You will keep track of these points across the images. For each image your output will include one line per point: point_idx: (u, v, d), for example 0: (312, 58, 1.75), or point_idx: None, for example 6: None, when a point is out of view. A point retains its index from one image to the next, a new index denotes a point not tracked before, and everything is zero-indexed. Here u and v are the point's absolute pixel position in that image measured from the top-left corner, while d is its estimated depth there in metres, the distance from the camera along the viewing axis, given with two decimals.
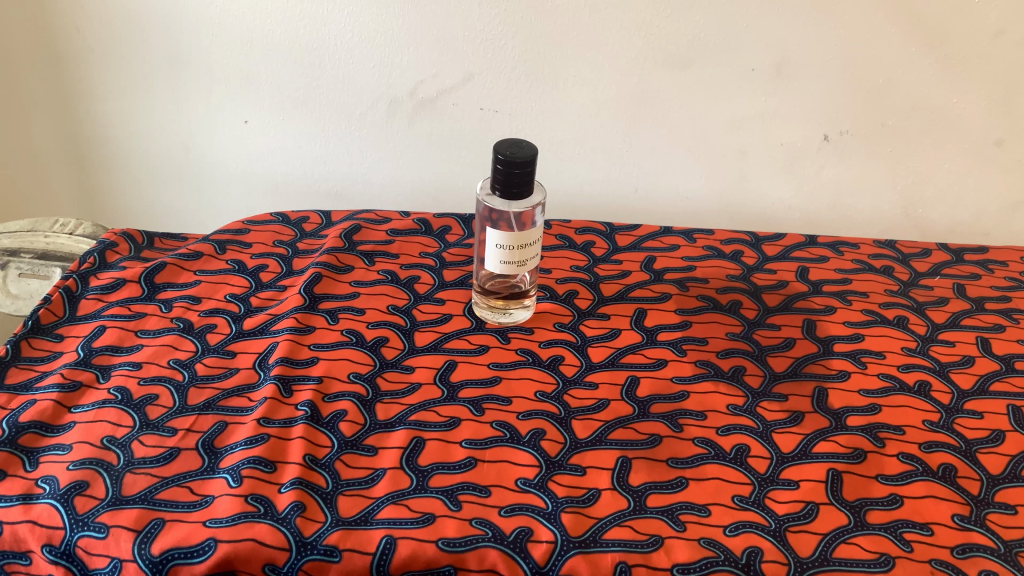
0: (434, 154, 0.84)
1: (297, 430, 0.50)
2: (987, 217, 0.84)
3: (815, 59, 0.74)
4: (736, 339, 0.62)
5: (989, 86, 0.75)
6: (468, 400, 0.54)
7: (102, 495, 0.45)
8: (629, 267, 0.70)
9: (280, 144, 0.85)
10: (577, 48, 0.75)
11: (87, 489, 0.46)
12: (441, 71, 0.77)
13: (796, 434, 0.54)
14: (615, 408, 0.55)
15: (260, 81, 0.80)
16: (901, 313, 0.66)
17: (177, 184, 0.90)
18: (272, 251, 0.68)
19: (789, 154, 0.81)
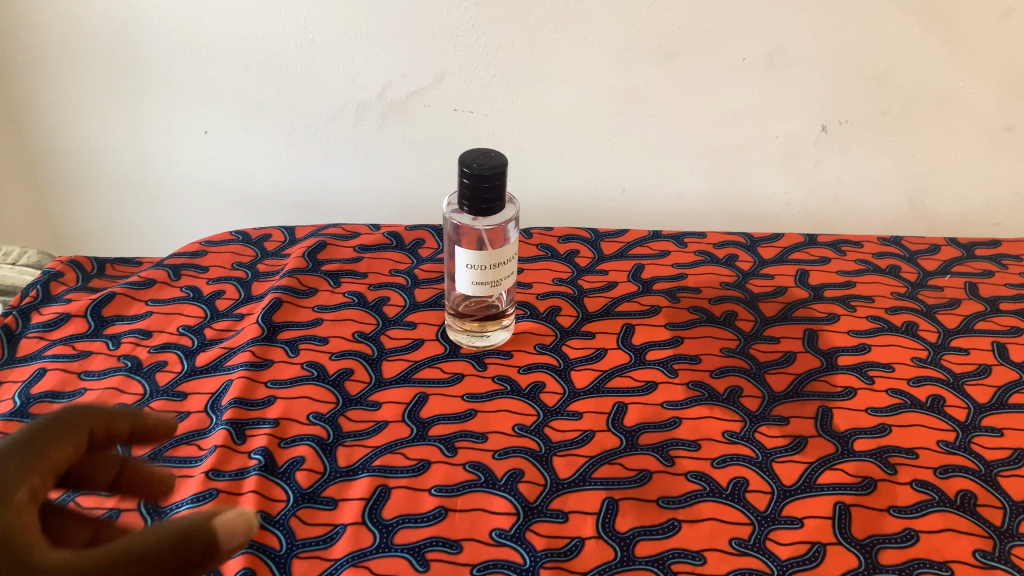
0: (408, 159, 0.79)
1: (249, 482, 0.46)
2: (999, 206, 0.80)
3: (810, 46, 0.69)
4: (732, 355, 0.57)
5: (997, 66, 0.70)
6: (438, 438, 0.50)
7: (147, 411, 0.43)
8: (615, 278, 0.65)
9: (246, 154, 0.80)
10: (553, 42, 0.70)
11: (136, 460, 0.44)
12: (411, 72, 0.72)
13: (798, 463, 0.49)
14: (601, 440, 0.50)
15: (220, 90, 0.75)
16: (909, 318, 0.61)
17: (141, 200, 0.86)
18: (231, 274, 0.64)
19: (786, 147, 0.76)
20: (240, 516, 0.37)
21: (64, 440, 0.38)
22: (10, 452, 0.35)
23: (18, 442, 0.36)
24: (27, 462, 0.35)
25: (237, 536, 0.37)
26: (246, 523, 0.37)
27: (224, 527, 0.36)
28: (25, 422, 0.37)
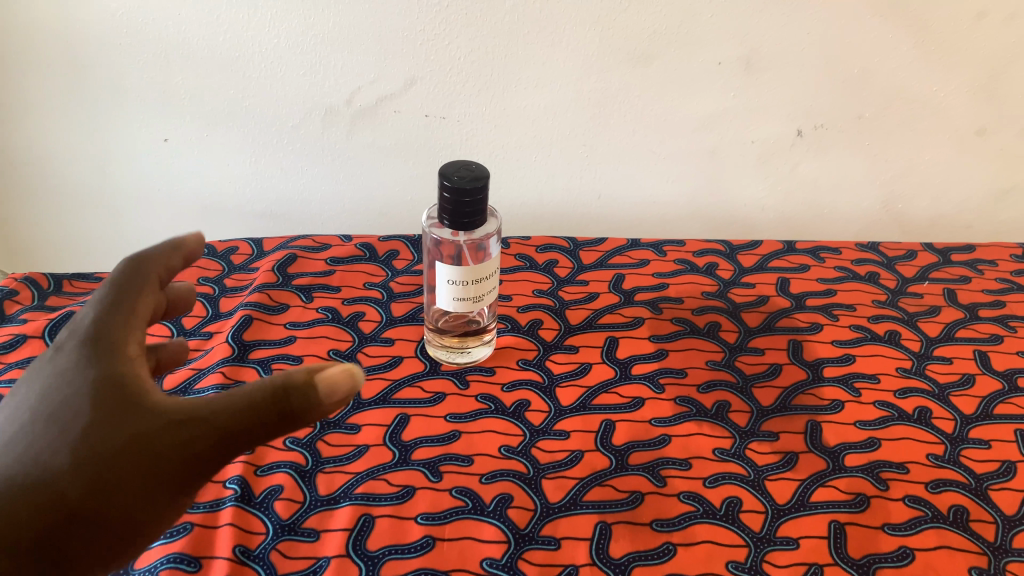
0: (378, 165, 0.77)
1: (224, 514, 0.44)
2: (970, 209, 0.80)
3: (786, 50, 0.69)
4: (718, 368, 0.56)
5: (969, 71, 0.70)
6: (422, 462, 0.48)
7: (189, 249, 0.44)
8: (596, 289, 0.63)
9: (208, 162, 0.77)
10: (527, 45, 0.68)
11: (175, 302, 0.45)
12: (380, 76, 0.70)
13: (791, 480, 0.48)
14: (590, 460, 0.49)
15: (179, 95, 0.72)
16: (892, 327, 0.61)
17: (96, 209, 0.82)
18: (197, 290, 0.61)
19: (762, 152, 0.76)
20: (343, 371, 0.37)
21: (146, 295, 0.40)
22: (107, 312, 0.38)
23: (109, 303, 0.39)
24: (121, 320, 0.38)
25: (339, 391, 0.37)
26: (350, 378, 0.38)
27: (327, 382, 0.37)
28: (111, 278, 0.40)
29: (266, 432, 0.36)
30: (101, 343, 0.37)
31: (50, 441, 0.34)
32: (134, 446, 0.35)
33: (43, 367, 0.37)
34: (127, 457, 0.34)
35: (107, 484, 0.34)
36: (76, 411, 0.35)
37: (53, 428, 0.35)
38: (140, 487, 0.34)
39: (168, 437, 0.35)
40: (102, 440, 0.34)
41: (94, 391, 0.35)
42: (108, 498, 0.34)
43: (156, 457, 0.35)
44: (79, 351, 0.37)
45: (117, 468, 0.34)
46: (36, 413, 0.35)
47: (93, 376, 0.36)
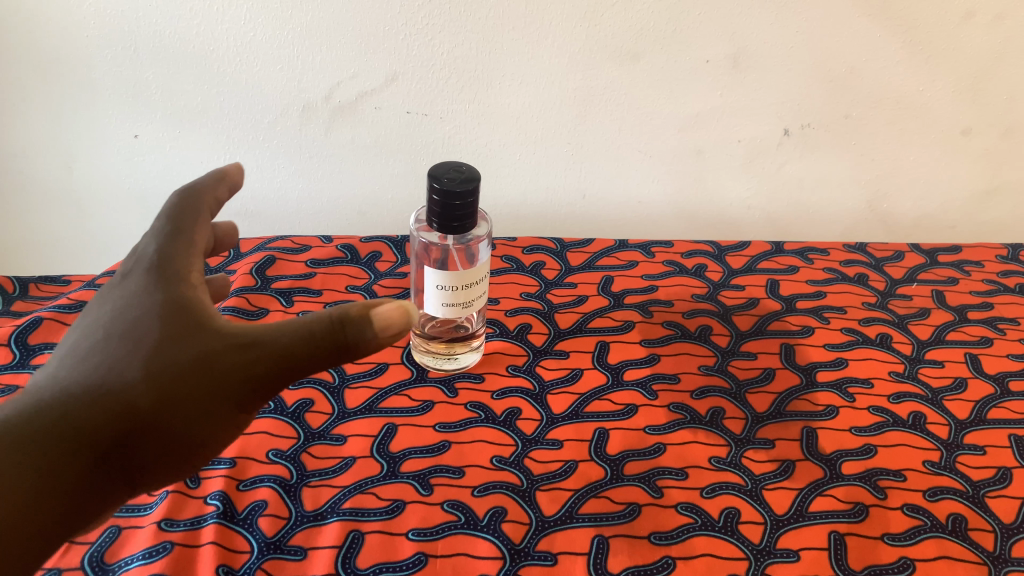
0: (358, 163, 0.75)
1: (207, 532, 0.42)
2: (953, 209, 0.80)
3: (773, 49, 0.68)
4: (711, 373, 0.55)
5: (955, 71, 0.69)
6: (412, 475, 0.46)
7: (230, 184, 0.47)
8: (585, 291, 0.62)
9: (180, 159, 0.74)
10: (511, 42, 0.66)
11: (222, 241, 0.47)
12: (360, 72, 0.68)
13: (788, 489, 0.47)
14: (585, 471, 0.47)
15: (150, 90, 0.69)
16: (883, 330, 0.60)
17: (62, 208, 0.79)
18: None
19: (749, 151, 0.75)
20: (396, 307, 0.39)
21: (201, 224, 0.43)
22: (170, 239, 0.41)
23: (171, 231, 0.42)
24: (181, 246, 0.41)
25: (394, 326, 0.38)
26: (402, 314, 0.39)
27: (381, 317, 0.38)
28: (171, 207, 0.43)
29: (318, 361, 0.38)
30: (166, 268, 0.40)
31: (121, 356, 0.37)
32: (196, 366, 0.37)
33: (115, 289, 0.41)
34: (187, 375, 0.37)
35: (172, 399, 0.37)
36: (144, 329, 0.38)
37: (122, 344, 0.38)
38: (200, 403, 0.37)
39: (228, 360, 0.38)
40: (166, 357, 0.37)
41: (159, 313, 0.38)
42: (170, 411, 0.37)
43: (216, 376, 0.38)
44: (147, 276, 0.40)
45: (179, 386, 0.37)
46: (109, 330, 0.38)
47: (159, 300, 0.39)
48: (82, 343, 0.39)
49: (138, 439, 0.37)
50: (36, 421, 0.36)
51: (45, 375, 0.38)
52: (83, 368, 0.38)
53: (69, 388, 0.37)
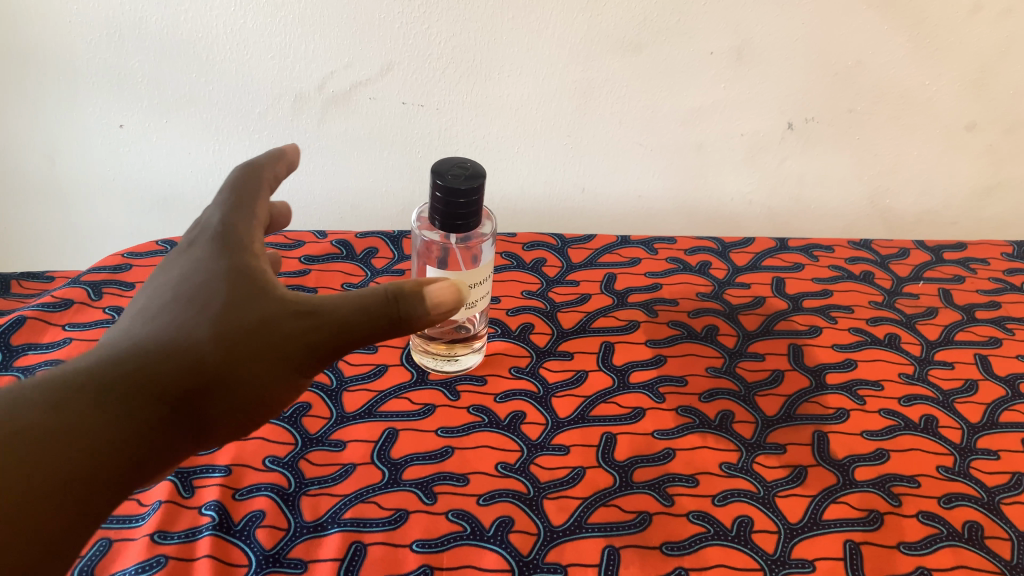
0: (351, 155, 0.73)
1: (202, 545, 0.40)
2: (956, 205, 0.79)
3: (778, 41, 0.66)
4: (719, 375, 0.54)
5: (962, 66, 0.68)
6: (414, 483, 0.45)
7: (288, 165, 0.49)
8: (587, 290, 0.61)
9: (167, 149, 0.72)
10: (510, 32, 0.64)
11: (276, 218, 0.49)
12: (354, 61, 0.66)
13: (801, 497, 0.46)
14: (593, 478, 0.46)
15: (136, 78, 0.66)
16: (891, 330, 0.59)
17: (43, 201, 0.76)
18: None
19: (751, 146, 0.73)
20: (448, 286, 0.40)
21: (261, 203, 0.45)
22: (235, 213, 0.43)
23: (234, 206, 0.44)
24: (244, 219, 0.43)
25: (445, 304, 0.39)
26: (454, 293, 0.40)
27: (433, 295, 0.39)
28: (234, 184, 0.45)
29: (375, 333, 0.39)
30: (232, 237, 0.42)
31: (186, 317, 0.38)
32: (261, 328, 0.39)
33: (181, 259, 0.43)
34: (253, 335, 0.38)
35: (238, 356, 0.38)
36: (211, 292, 0.39)
37: (191, 304, 0.39)
38: (262, 365, 0.38)
39: (291, 324, 0.39)
40: (231, 319, 0.38)
41: (228, 275, 0.40)
42: (235, 368, 0.38)
43: (279, 339, 0.38)
44: (213, 245, 0.42)
45: (245, 345, 0.38)
46: (177, 293, 0.40)
47: (225, 266, 0.40)
48: (149, 306, 0.40)
49: (202, 396, 0.37)
50: (109, 368, 0.36)
51: (114, 335, 0.39)
52: (153, 326, 0.38)
53: (139, 341, 0.37)
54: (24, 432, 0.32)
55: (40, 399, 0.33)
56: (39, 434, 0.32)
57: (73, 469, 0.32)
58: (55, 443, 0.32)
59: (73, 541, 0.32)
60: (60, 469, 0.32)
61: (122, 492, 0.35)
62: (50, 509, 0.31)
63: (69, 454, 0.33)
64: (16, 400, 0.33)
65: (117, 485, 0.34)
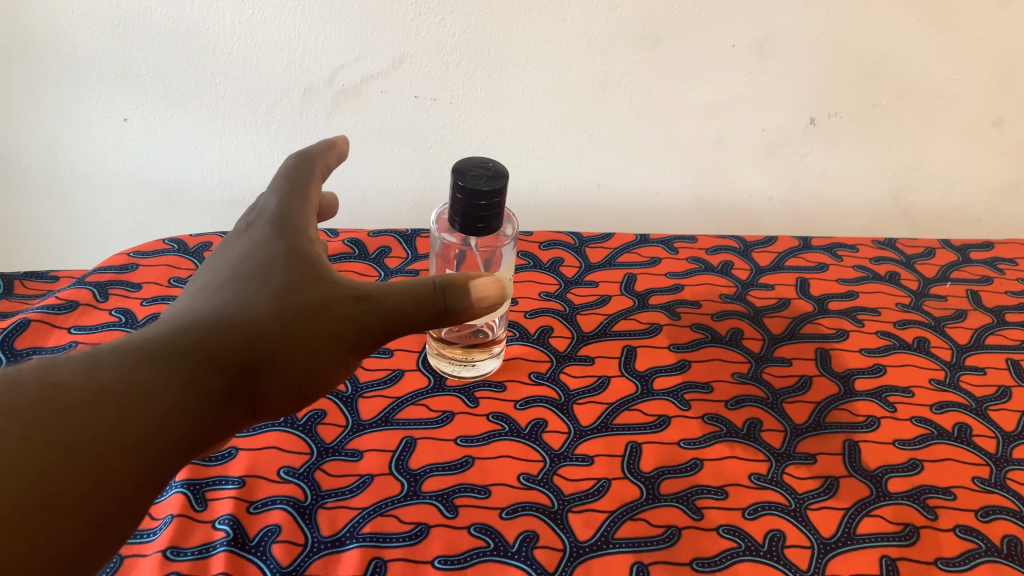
0: (361, 149, 0.71)
1: (216, 562, 0.38)
2: (980, 203, 0.77)
3: (803, 34, 0.64)
4: (745, 381, 0.52)
5: (991, 60, 0.66)
6: (434, 495, 0.43)
7: (335, 158, 0.50)
8: (607, 291, 0.59)
9: (172, 144, 0.70)
10: (526, 25, 0.62)
11: (326, 207, 0.49)
12: (365, 54, 0.64)
13: (834, 509, 0.45)
14: (618, 490, 0.44)
15: (140, 70, 0.64)
16: (920, 333, 0.58)
17: (45, 196, 0.74)
18: (168, 293, 0.54)
19: (772, 141, 0.71)
20: (493, 281, 0.40)
21: (313, 191, 0.46)
22: (291, 199, 0.44)
23: (290, 192, 0.44)
24: (299, 206, 0.44)
25: (488, 301, 0.39)
26: (498, 289, 0.40)
27: (478, 290, 0.39)
28: (287, 173, 0.46)
29: (424, 320, 0.39)
30: (289, 220, 0.42)
31: (248, 294, 0.38)
32: (319, 308, 0.38)
33: (236, 239, 0.42)
34: (312, 315, 0.38)
35: (297, 333, 0.38)
36: (271, 273, 0.39)
37: (251, 281, 0.39)
38: (318, 344, 0.38)
39: (347, 307, 0.39)
40: (292, 299, 0.38)
41: (286, 257, 0.40)
42: (293, 346, 0.38)
43: (334, 320, 0.38)
44: (271, 227, 0.42)
45: (304, 325, 0.38)
46: (237, 271, 0.39)
47: (283, 248, 0.40)
48: (209, 280, 0.40)
49: (260, 370, 0.37)
50: (175, 338, 0.36)
51: (175, 307, 0.39)
52: (215, 300, 0.38)
53: (202, 313, 0.37)
54: (103, 391, 0.32)
55: (115, 362, 0.33)
56: (117, 394, 0.32)
57: (147, 429, 0.32)
58: (131, 403, 0.32)
59: (138, 502, 0.32)
60: (138, 428, 0.32)
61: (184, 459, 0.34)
62: (125, 467, 0.31)
63: (143, 415, 0.32)
64: (94, 361, 0.33)
65: (182, 452, 0.34)
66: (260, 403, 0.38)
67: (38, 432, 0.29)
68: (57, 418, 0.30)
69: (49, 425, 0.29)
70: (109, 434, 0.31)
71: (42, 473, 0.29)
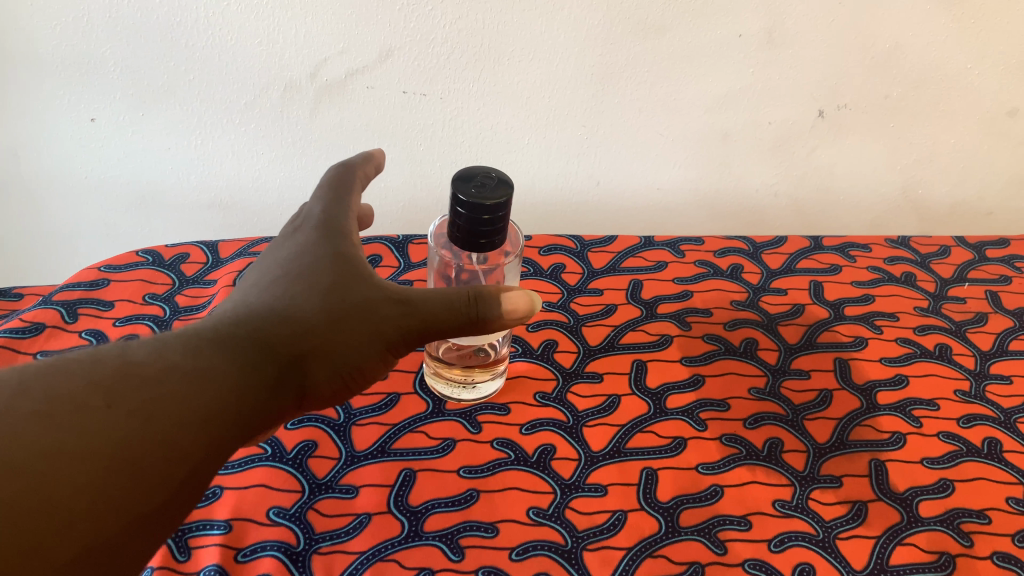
0: (348, 148, 0.67)
1: None
2: (992, 195, 0.75)
3: (815, 22, 0.60)
4: (763, 397, 0.49)
5: (1009, 48, 0.62)
6: (438, 535, 0.40)
7: (376, 165, 0.49)
8: (612, 299, 0.56)
9: (145, 145, 0.66)
10: (521, 15, 0.58)
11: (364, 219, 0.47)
12: (350, 47, 0.59)
13: (864, 538, 0.42)
14: (635, 523, 0.41)
15: (107, 66, 0.60)
16: (941, 340, 0.55)
17: (10, 201, 0.70)
18: (144, 311, 0.50)
19: (779, 135, 0.68)
20: (523, 293, 0.38)
21: (358, 196, 0.45)
22: (336, 203, 0.43)
23: (336, 194, 0.43)
24: (344, 211, 0.43)
25: (519, 313, 0.38)
26: (529, 301, 0.38)
27: (509, 301, 0.37)
28: (329, 179, 0.45)
29: (459, 328, 0.38)
30: (334, 223, 0.41)
31: (296, 291, 0.37)
32: (364, 309, 0.38)
33: (284, 239, 0.42)
34: (357, 315, 0.37)
35: (343, 331, 0.37)
36: (318, 272, 0.38)
37: (300, 280, 0.38)
38: (363, 343, 0.37)
39: (389, 309, 0.38)
40: (339, 298, 0.37)
41: (333, 258, 0.39)
42: (339, 344, 0.37)
43: (377, 321, 0.38)
44: (318, 231, 0.41)
45: (351, 324, 0.37)
46: (286, 269, 0.39)
47: (329, 249, 0.40)
48: (259, 279, 0.39)
49: (309, 363, 0.36)
50: (231, 327, 0.35)
51: (227, 302, 0.38)
52: (266, 294, 0.38)
53: (254, 306, 0.37)
54: (174, 370, 0.31)
55: (182, 345, 0.33)
56: (186, 372, 0.32)
57: (213, 407, 0.32)
58: (197, 383, 0.32)
59: (201, 476, 0.31)
60: (204, 404, 0.31)
61: (241, 441, 0.34)
62: (193, 441, 0.31)
63: (210, 392, 0.32)
64: (162, 342, 0.33)
65: (240, 433, 0.33)
66: (307, 396, 0.38)
67: (118, 401, 0.29)
68: (136, 390, 0.30)
69: (128, 396, 0.29)
70: (179, 409, 0.30)
71: (123, 438, 0.28)
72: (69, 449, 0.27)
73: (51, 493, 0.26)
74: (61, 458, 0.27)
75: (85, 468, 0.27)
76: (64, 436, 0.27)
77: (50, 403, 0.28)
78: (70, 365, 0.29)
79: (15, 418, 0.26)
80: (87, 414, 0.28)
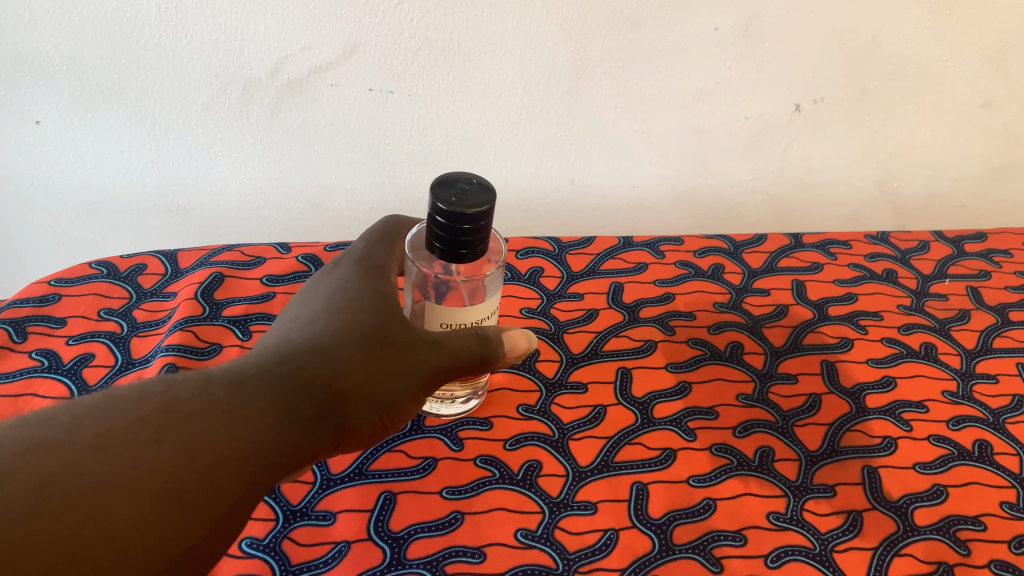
0: (315, 149, 0.64)
1: None
2: (966, 188, 0.74)
3: (792, 15, 0.59)
4: (751, 404, 0.48)
5: (985, 40, 0.62)
6: (422, 562, 0.37)
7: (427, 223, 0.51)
8: (594, 304, 0.54)
9: (95, 147, 0.62)
10: (493, 8, 0.56)
11: None
12: (313, 43, 0.57)
13: (862, 550, 0.40)
14: (628, 542, 0.39)
15: (52, 64, 0.56)
16: (926, 339, 0.54)
17: None
18: (99, 328, 0.47)
19: (755, 130, 0.67)
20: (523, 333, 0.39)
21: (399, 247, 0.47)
22: (377, 249, 0.45)
23: (377, 242, 0.46)
24: (383, 257, 0.45)
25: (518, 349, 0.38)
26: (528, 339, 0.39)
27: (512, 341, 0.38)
28: (375, 230, 0.47)
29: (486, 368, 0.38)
30: (372, 265, 0.43)
31: (335, 327, 0.38)
32: (401, 347, 0.37)
33: (327, 280, 0.44)
34: (394, 353, 0.37)
35: (382, 368, 0.37)
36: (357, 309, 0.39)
37: (340, 315, 0.38)
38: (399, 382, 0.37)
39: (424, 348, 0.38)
40: (377, 336, 0.37)
41: (372, 296, 0.40)
42: (377, 382, 0.36)
43: (412, 358, 0.37)
44: (357, 271, 0.42)
45: (389, 361, 0.37)
46: (327, 305, 0.40)
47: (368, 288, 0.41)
48: (300, 315, 0.40)
49: (348, 401, 0.35)
50: (274, 362, 0.35)
51: (269, 338, 0.39)
52: (306, 331, 0.38)
53: (296, 342, 0.37)
54: (217, 406, 0.31)
55: (225, 381, 0.32)
56: (228, 407, 0.31)
57: (258, 440, 0.31)
58: (240, 417, 0.31)
59: (248, 509, 0.30)
60: (246, 439, 0.30)
61: (285, 476, 0.33)
62: (240, 473, 0.30)
63: (254, 427, 0.31)
64: (206, 378, 0.32)
65: (286, 466, 0.32)
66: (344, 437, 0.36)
67: (166, 436, 0.28)
68: (181, 424, 0.29)
69: (176, 431, 0.29)
70: (222, 443, 0.29)
71: (172, 471, 0.27)
72: (120, 481, 0.26)
73: (107, 525, 0.25)
74: (114, 490, 0.26)
75: (138, 500, 0.26)
76: (116, 468, 0.26)
77: (102, 439, 0.27)
78: (119, 403, 0.29)
79: (70, 454, 0.26)
80: (137, 449, 0.27)
